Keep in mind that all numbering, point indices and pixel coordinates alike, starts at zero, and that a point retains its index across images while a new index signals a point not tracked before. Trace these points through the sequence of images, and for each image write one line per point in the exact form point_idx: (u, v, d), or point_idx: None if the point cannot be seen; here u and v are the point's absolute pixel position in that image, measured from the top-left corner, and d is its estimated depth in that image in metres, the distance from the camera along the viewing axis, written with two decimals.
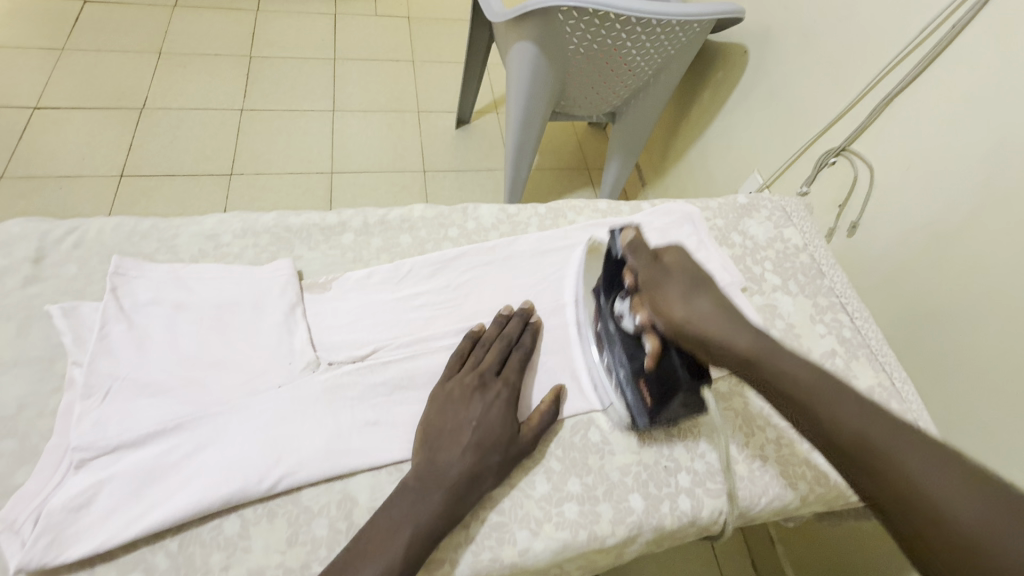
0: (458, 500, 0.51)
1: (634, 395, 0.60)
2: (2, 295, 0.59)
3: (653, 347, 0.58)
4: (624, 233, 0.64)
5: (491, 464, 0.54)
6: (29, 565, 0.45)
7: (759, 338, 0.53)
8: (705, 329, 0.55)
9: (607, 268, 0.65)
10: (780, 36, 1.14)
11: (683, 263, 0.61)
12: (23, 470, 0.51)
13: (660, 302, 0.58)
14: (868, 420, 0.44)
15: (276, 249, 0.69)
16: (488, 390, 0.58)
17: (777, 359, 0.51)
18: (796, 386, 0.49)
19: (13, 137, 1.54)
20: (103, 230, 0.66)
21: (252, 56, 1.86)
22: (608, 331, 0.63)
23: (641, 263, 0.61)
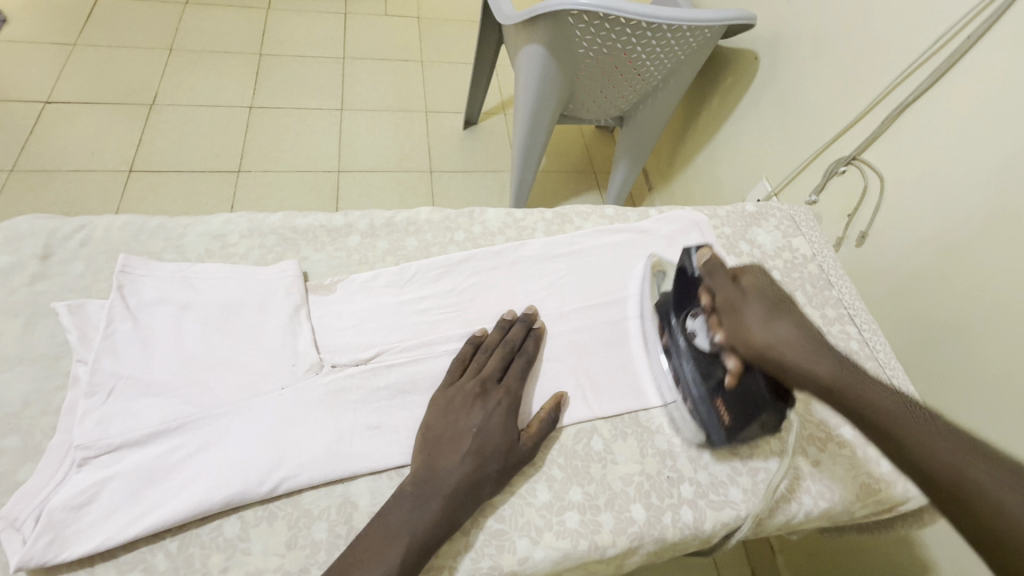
0: (456, 509, 0.51)
1: (709, 412, 0.59)
2: (9, 291, 0.59)
3: (735, 366, 0.58)
4: (703, 253, 0.65)
5: (491, 472, 0.53)
6: (29, 564, 0.45)
7: (843, 367, 0.52)
8: (786, 354, 0.54)
9: (677, 286, 0.65)
10: (791, 43, 1.13)
11: (762, 287, 0.60)
12: (25, 467, 0.51)
13: (740, 323, 0.57)
14: (963, 454, 0.43)
15: (282, 250, 0.69)
16: (489, 397, 0.57)
17: (864, 385, 0.50)
18: (884, 417, 0.47)
19: (25, 131, 1.55)
20: (110, 227, 0.66)
21: (262, 54, 1.86)
22: (681, 348, 0.62)
23: (719, 284, 0.61)
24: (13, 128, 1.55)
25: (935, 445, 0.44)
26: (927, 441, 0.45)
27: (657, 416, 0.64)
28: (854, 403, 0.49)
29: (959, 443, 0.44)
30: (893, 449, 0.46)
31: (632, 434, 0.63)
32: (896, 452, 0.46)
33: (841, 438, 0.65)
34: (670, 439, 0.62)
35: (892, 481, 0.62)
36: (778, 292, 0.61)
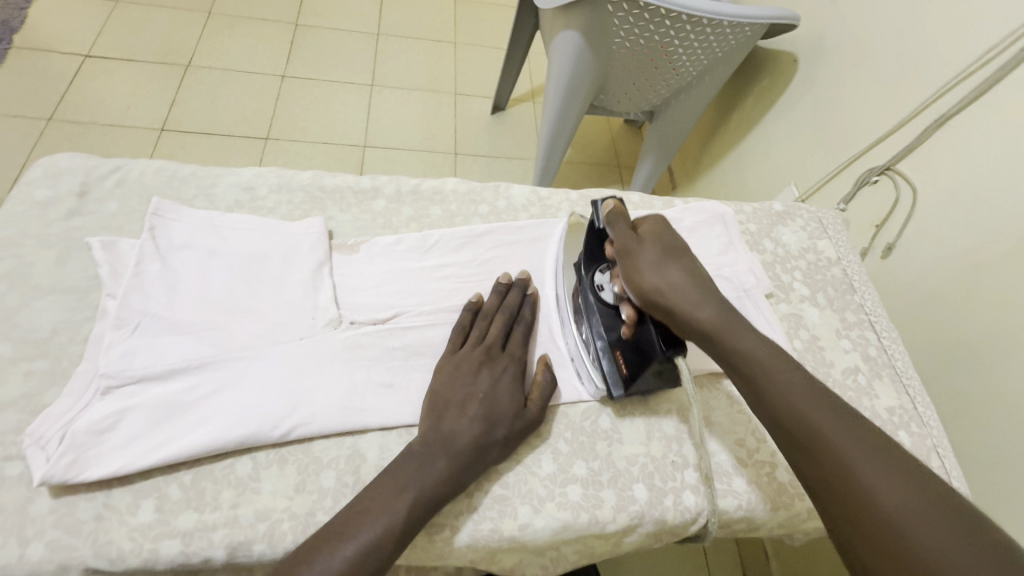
0: (461, 472, 0.51)
1: (610, 365, 0.59)
2: (45, 224, 0.61)
3: (630, 317, 0.58)
4: (607, 204, 0.63)
5: (496, 438, 0.54)
6: (52, 481, 0.46)
7: (725, 312, 0.53)
8: (672, 298, 0.54)
9: (585, 241, 0.64)
10: (834, 47, 1.11)
11: (661, 234, 0.59)
12: (52, 391, 0.52)
13: (631, 272, 0.57)
14: (817, 406, 0.46)
15: (309, 208, 0.70)
16: (495, 364, 0.58)
17: (739, 335, 0.52)
18: (753, 364, 0.50)
19: (63, 82, 1.58)
20: (145, 172, 0.68)
21: (298, 24, 1.88)
22: (586, 304, 0.62)
23: (619, 233, 0.59)
24: (52, 78, 1.58)
25: (802, 408, 0.46)
26: (795, 401, 0.47)
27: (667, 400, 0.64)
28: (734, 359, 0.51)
29: (817, 398, 0.46)
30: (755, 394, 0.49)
31: (641, 417, 0.63)
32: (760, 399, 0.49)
33: None
34: (676, 423, 0.63)
35: None
36: (679, 240, 0.60)
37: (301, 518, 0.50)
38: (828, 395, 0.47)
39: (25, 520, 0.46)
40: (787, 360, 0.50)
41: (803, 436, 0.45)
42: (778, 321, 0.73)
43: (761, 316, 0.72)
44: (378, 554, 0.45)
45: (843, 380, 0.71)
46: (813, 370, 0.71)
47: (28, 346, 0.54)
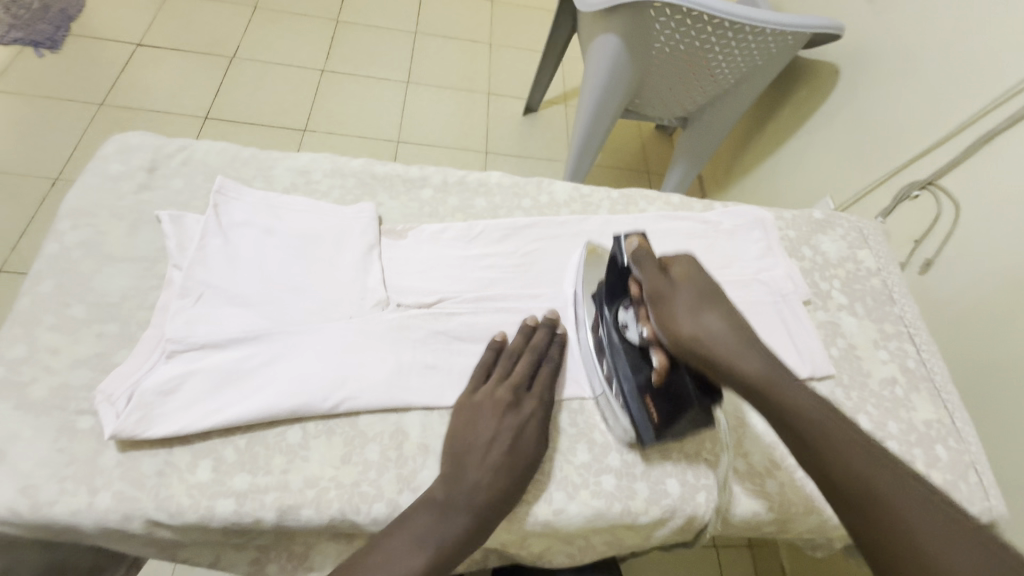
0: (483, 529, 0.50)
1: (639, 410, 0.56)
2: (118, 196, 0.65)
3: (661, 362, 0.56)
4: (631, 240, 0.60)
5: (522, 484, 0.53)
6: (121, 435, 0.49)
7: (768, 359, 0.50)
8: (709, 350, 0.51)
9: (607, 277, 0.62)
10: (879, 58, 1.09)
11: (693, 275, 0.57)
12: (120, 352, 0.56)
13: (666, 318, 0.54)
14: (874, 466, 0.42)
15: (359, 194, 0.72)
16: (522, 407, 0.56)
17: (786, 387, 0.48)
18: (804, 421, 0.46)
19: (116, 68, 1.65)
20: (208, 152, 0.71)
21: (339, 20, 1.93)
22: (611, 343, 0.59)
23: (647, 274, 0.57)
24: (105, 64, 1.65)
25: (852, 458, 0.43)
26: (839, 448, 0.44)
27: None
28: (777, 409, 0.47)
29: (869, 455, 0.43)
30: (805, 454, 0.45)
31: None
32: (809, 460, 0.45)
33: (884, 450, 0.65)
34: None
35: None
36: (711, 280, 0.57)
37: (346, 488, 0.52)
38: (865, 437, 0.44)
39: (95, 471, 0.49)
40: (835, 411, 0.46)
41: (834, 474, 0.43)
42: (814, 328, 0.73)
43: (798, 322, 0.72)
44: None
45: (880, 391, 0.70)
46: (850, 379, 0.71)
47: (100, 310, 0.57)
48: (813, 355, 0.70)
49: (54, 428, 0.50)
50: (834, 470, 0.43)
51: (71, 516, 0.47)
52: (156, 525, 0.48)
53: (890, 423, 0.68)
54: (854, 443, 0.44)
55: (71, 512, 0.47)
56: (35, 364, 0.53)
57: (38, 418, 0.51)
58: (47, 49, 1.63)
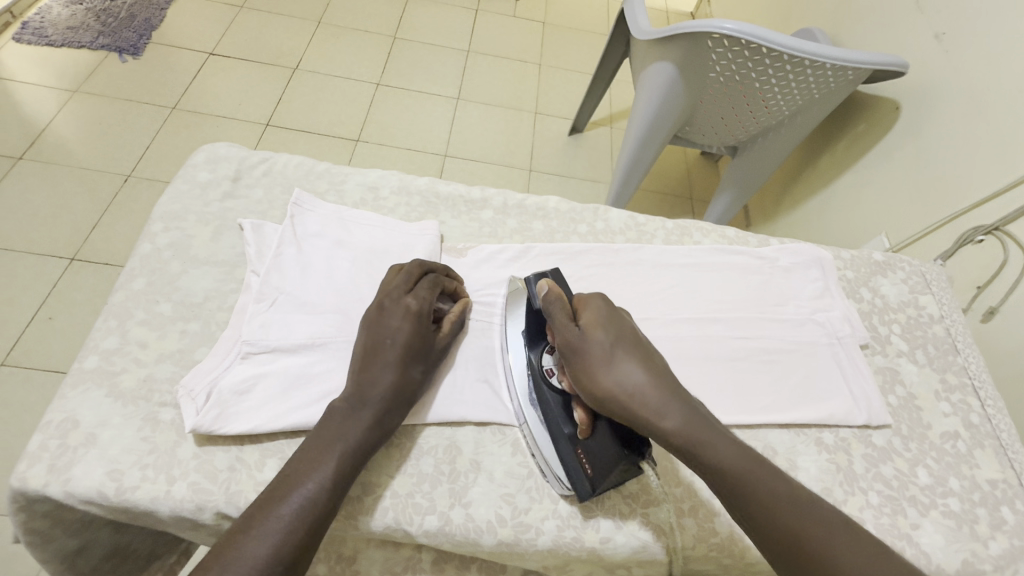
0: (386, 416, 0.52)
1: (572, 463, 0.53)
2: (205, 203, 0.70)
3: (582, 418, 0.53)
4: (542, 284, 0.58)
5: (415, 376, 0.55)
6: (200, 430, 0.52)
7: (688, 412, 0.49)
8: (632, 407, 0.49)
9: (527, 321, 0.60)
10: (942, 98, 1.06)
11: (604, 322, 0.54)
12: (201, 349, 0.59)
13: (584, 375, 0.52)
14: (799, 514, 0.44)
15: (423, 212, 0.75)
16: (398, 308, 0.57)
17: (705, 441, 0.47)
18: (729, 477, 0.46)
19: (189, 75, 1.76)
20: (288, 165, 0.76)
21: (396, 37, 2.01)
22: (536, 392, 0.56)
23: (560, 324, 0.55)
24: (180, 71, 1.76)
25: (779, 510, 0.44)
26: (776, 514, 0.44)
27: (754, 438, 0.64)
28: (700, 465, 0.47)
29: (795, 502, 0.45)
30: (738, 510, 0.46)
31: None
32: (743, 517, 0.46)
33: (945, 507, 0.62)
34: None
35: (998, 567, 0.59)
36: (623, 321, 0.55)
37: (400, 498, 0.54)
38: (795, 489, 0.46)
39: (174, 461, 0.52)
40: (754, 456, 0.47)
41: (769, 523, 0.44)
42: (872, 375, 0.72)
43: (854, 366, 0.71)
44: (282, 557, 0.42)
45: (941, 444, 0.68)
46: (908, 429, 0.69)
47: (185, 309, 0.62)
48: (870, 401, 0.68)
49: (140, 417, 0.54)
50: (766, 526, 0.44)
51: (150, 502, 0.50)
52: (225, 518, 0.51)
53: (951, 479, 0.65)
54: (792, 501, 0.45)
55: (151, 498, 0.50)
56: (126, 356, 0.57)
57: (126, 407, 0.54)
58: (130, 55, 1.75)
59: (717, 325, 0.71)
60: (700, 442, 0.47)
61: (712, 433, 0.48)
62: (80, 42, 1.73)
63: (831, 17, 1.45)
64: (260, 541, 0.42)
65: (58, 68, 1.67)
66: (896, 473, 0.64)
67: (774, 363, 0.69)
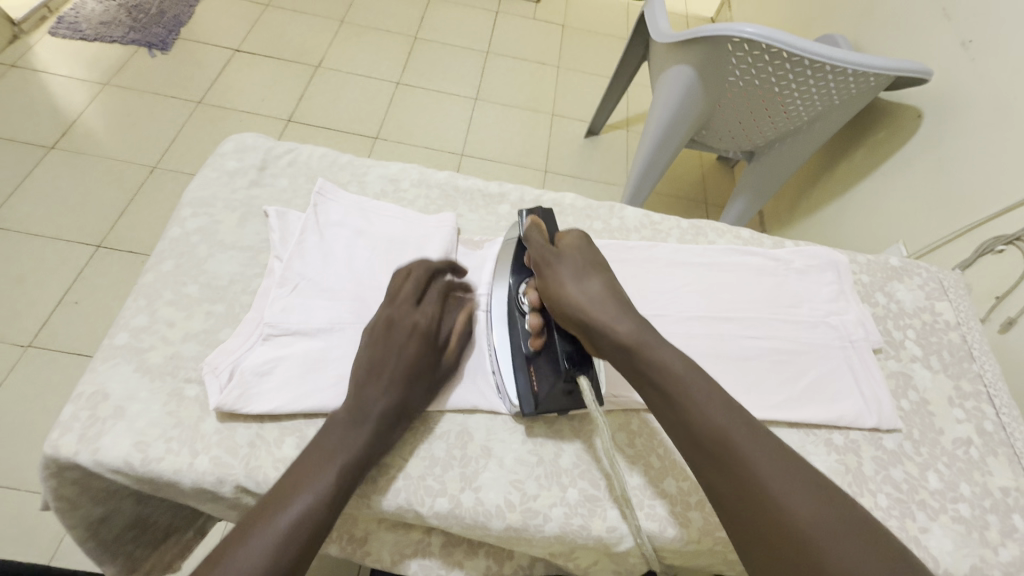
0: (385, 431, 0.53)
1: (521, 376, 0.58)
2: (233, 190, 0.72)
3: (535, 326, 0.58)
4: (528, 217, 0.64)
5: (416, 392, 0.56)
6: (223, 408, 0.54)
7: (641, 324, 0.52)
8: (588, 312, 0.53)
9: (514, 251, 0.65)
10: (966, 107, 1.05)
11: (580, 248, 0.59)
12: (226, 330, 0.62)
13: (552, 284, 0.56)
14: (728, 417, 0.46)
15: (442, 205, 0.77)
16: (402, 324, 0.58)
17: (653, 347, 0.51)
18: (667, 378, 0.49)
19: (215, 70, 1.80)
20: (312, 156, 0.78)
21: (416, 37, 2.04)
22: (507, 311, 0.61)
23: (536, 246, 0.60)
24: (206, 67, 1.80)
25: (711, 411, 0.47)
26: (702, 407, 0.47)
27: None
28: (645, 366, 0.50)
29: (729, 412, 0.47)
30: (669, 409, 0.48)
31: None
32: (673, 413, 0.48)
33: (955, 512, 0.62)
34: None
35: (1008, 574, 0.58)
36: (596, 252, 0.60)
37: (413, 480, 0.56)
38: (732, 400, 0.48)
39: (197, 435, 0.54)
40: (699, 370, 0.50)
41: (697, 419, 0.47)
42: (885, 379, 0.71)
43: (868, 370, 0.71)
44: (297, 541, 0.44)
45: (953, 450, 0.67)
46: (920, 434, 0.68)
47: (212, 291, 0.64)
48: (882, 405, 0.68)
49: (166, 392, 0.56)
50: (692, 422, 0.47)
51: (174, 473, 0.52)
52: (244, 491, 0.53)
53: (962, 485, 0.64)
54: (726, 406, 0.47)
55: (175, 469, 0.52)
56: (154, 334, 0.60)
57: (153, 381, 0.57)
58: (159, 50, 1.80)
59: (729, 324, 0.71)
60: (648, 347, 0.51)
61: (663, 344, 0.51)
62: (112, 36, 1.79)
63: (854, 23, 1.44)
64: (256, 549, 0.43)
65: (90, 61, 1.73)
66: (906, 477, 0.64)
67: (786, 364, 0.69)
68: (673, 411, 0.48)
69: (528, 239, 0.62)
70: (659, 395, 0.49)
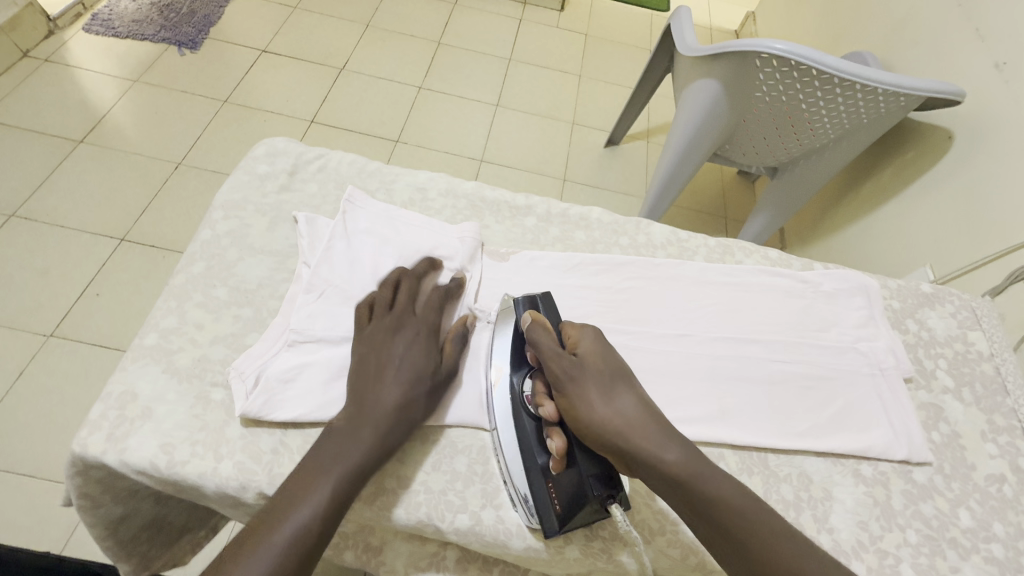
0: (389, 433, 0.52)
1: (542, 495, 0.52)
2: (263, 194, 0.73)
3: (558, 448, 0.52)
4: (528, 316, 0.59)
5: (420, 394, 0.55)
6: (248, 414, 0.55)
7: (687, 449, 0.49)
8: (628, 437, 0.49)
9: (509, 346, 0.59)
10: (999, 130, 1.03)
11: (601, 354, 0.55)
12: (252, 334, 0.62)
13: (579, 403, 0.51)
14: (787, 545, 0.44)
15: (468, 215, 0.77)
16: (406, 326, 0.59)
17: (704, 477, 0.47)
18: (724, 512, 0.46)
19: (241, 70, 1.83)
20: (342, 162, 0.78)
21: (440, 43, 2.05)
22: (514, 417, 0.56)
23: (550, 353, 0.55)
24: (233, 66, 1.83)
25: (771, 544, 0.44)
26: (765, 540, 0.44)
27: (788, 465, 0.63)
28: (700, 500, 0.46)
29: (787, 538, 0.45)
30: (727, 545, 0.45)
31: (758, 474, 0.62)
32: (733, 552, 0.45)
33: (987, 553, 0.60)
34: (795, 490, 0.62)
35: None
36: (615, 356, 0.56)
37: (434, 494, 0.55)
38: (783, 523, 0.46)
39: (222, 440, 0.54)
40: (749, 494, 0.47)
41: (760, 554, 0.44)
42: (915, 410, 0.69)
43: (897, 399, 0.69)
44: (294, 555, 0.44)
45: (985, 487, 0.65)
46: (951, 468, 0.66)
47: (240, 294, 0.64)
48: (912, 436, 0.66)
49: (193, 395, 0.56)
50: (753, 558, 0.44)
51: (198, 477, 0.52)
52: (266, 498, 0.53)
53: (995, 524, 0.62)
54: (785, 537, 0.45)
55: (199, 473, 0.52)
56: (183, 336, 0.60)
57: (180, 383, 0.57)
58: (188, 49, 1.83)
59: (756, 346, 0.70)
60: (686, 473, 0.47)
61: (702, 467, 0.48)
62: (143, 34, 1.82)
63: (884, 41, 1.42)
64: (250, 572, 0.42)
65: (121, 58, 1.76)
66: (937, 513, 0.62)
67: (814, 390, 0.68)
68: (729, 545, 0.45)
69: (533, 341, 0.57)
70: (718, 532, 0.46)
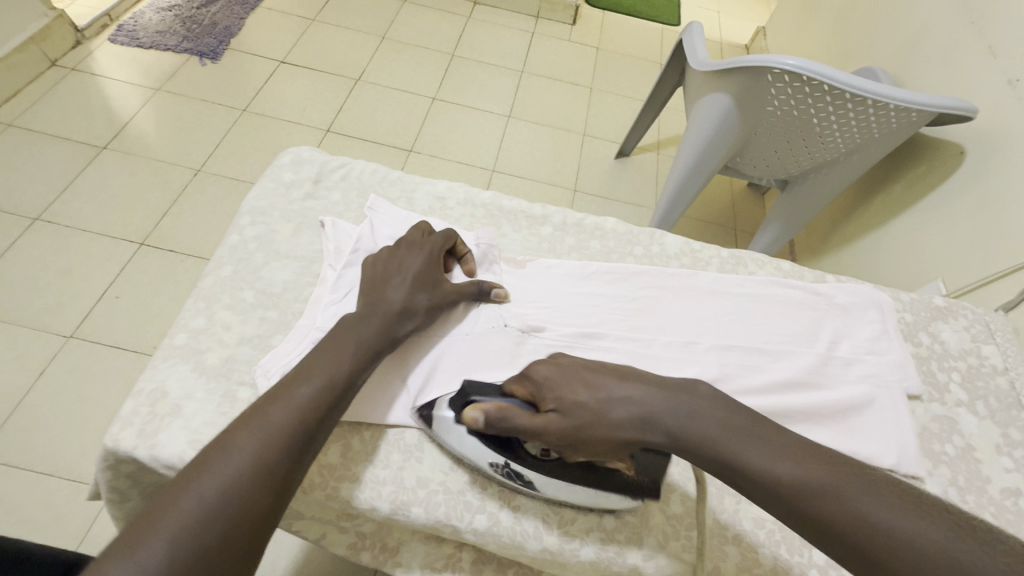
0: (383, 337, 0.56)
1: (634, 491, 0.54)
2: (289, 201, 0.75)
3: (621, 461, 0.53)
4: (476, 416, 0.52)
5: (421, 300, 0.61)
6: None
7: (690, 414, 0.49)
8: (646, 428, 0.49)
9: (490, 448, 0.54)
10: (1011, 146, 1.03)
11: (569, 377, 0.54)
12: (278, 336, 0.64)
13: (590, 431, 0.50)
14: (805, 465, 0.44)
15: (486, 224, 0.79)
16: (416, 247, 0.65)
17: (716, 436, 0.47)
18: (742, 463, 0.45)
19: (260, 80, 1.88)
20: (364, 171, 0.81)
21: (454, 55, 2.09)
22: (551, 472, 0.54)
23: (536, 420, 0.51)
24: (253, 76, 1.88)
25: (790, 471, 0.43)
26: (785, 470, 0.44)
27: None
28: (729, 461, 0.46)
29: (805, 455, 0.44)
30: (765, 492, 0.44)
31: None
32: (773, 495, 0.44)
33: None
34: None
35: None
36: (576, 369, 0.55)
37: (452, 494, 0.56)
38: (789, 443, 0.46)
39: None
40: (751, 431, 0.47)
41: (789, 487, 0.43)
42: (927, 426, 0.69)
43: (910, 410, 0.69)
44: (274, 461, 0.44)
45: (1000, 500, 0.65)
46: (965, 480, 0.66)
47: (266, 297, 0.66)
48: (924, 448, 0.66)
49: (220, 394, 0.58)
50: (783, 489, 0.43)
51: None
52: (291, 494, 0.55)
53: None
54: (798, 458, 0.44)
55: None
56: (211, 336, 0.62)
57: (208, 382, 0.59)
58: (209, 59, 1.88)
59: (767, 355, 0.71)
60: (717, 443, 0.46)
61: (726, 426, 0.47)
62: (166, 45, 1.88)
63: (895, 57, 1.43)
64: (223, 468, 0.42)
65: (144, 68, 1.81)
66: None
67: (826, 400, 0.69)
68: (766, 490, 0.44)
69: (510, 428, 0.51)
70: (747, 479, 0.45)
